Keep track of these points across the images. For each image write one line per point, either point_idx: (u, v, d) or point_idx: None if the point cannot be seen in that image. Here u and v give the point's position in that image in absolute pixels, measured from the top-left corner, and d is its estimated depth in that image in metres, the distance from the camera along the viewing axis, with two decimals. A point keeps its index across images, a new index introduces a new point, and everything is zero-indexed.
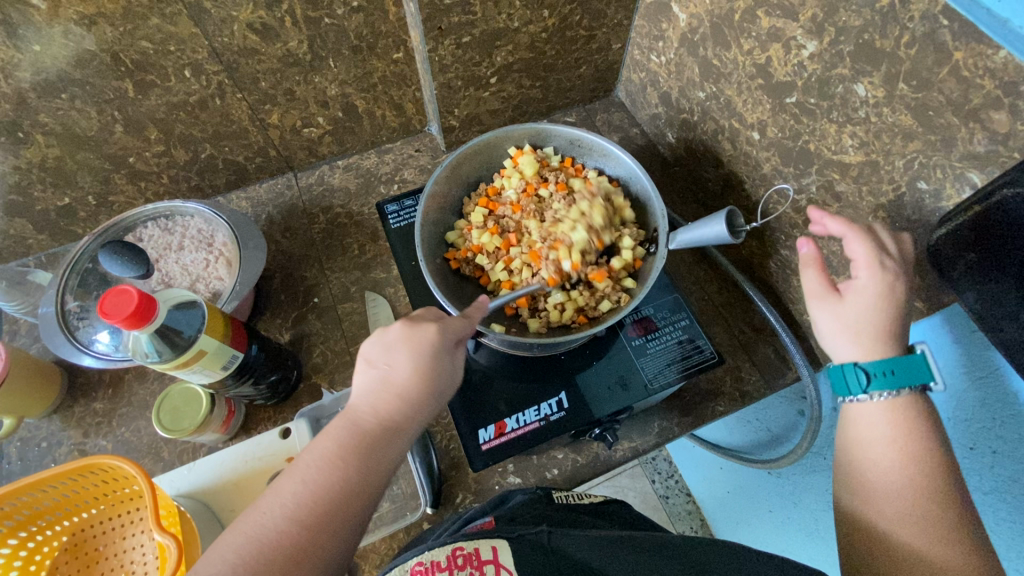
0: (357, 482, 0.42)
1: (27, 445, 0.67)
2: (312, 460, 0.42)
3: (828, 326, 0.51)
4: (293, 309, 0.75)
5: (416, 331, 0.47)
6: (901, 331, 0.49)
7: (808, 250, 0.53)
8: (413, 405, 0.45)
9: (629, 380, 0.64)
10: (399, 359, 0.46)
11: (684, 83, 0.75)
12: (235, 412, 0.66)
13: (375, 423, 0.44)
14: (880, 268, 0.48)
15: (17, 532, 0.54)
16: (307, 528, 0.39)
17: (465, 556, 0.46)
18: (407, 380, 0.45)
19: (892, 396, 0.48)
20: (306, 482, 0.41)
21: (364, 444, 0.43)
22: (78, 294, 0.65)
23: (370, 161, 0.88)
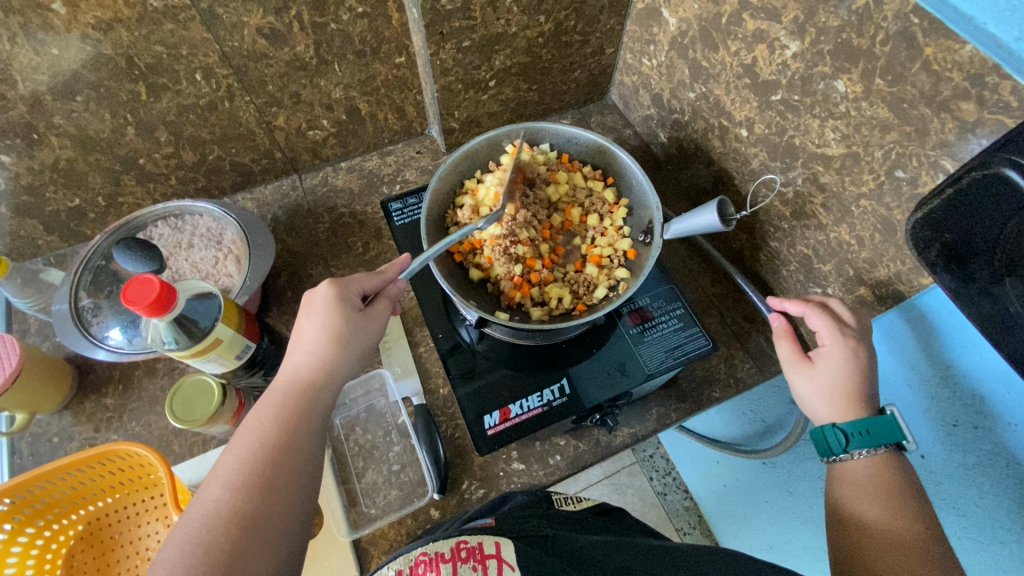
0: (287, 434, 0.47)
1: (38, 440, 0.69)
2: (248, 427, 0.47)
3: (806, 389, 0.58)
4: (299, 306, 0.77)
5: (316, 298, 0.54)
6: (869, 390, 0.57)
7: (779, 323, 0.61)
8: (330, 361, 0.51)
9: (628, 366, 0.66)
10: (307, 325, 0.53)
11: (674, 85, 0.79)
12: (245, 404, 0.67)
13: (298, 383, 0.50)
14: (841, 336, 0.57)
15: (32, 523, 0.57)
16: (248, 479, 0.44)
17: (468, 550, 0.49)
18: (317, 340, 0.52)
19: (869, 453, 0.54)
20: (243, 444, 0.46)
21: (290, 403, 0.49)
22: (91, 291, 0.67)
23: (372, 163, 0.90)
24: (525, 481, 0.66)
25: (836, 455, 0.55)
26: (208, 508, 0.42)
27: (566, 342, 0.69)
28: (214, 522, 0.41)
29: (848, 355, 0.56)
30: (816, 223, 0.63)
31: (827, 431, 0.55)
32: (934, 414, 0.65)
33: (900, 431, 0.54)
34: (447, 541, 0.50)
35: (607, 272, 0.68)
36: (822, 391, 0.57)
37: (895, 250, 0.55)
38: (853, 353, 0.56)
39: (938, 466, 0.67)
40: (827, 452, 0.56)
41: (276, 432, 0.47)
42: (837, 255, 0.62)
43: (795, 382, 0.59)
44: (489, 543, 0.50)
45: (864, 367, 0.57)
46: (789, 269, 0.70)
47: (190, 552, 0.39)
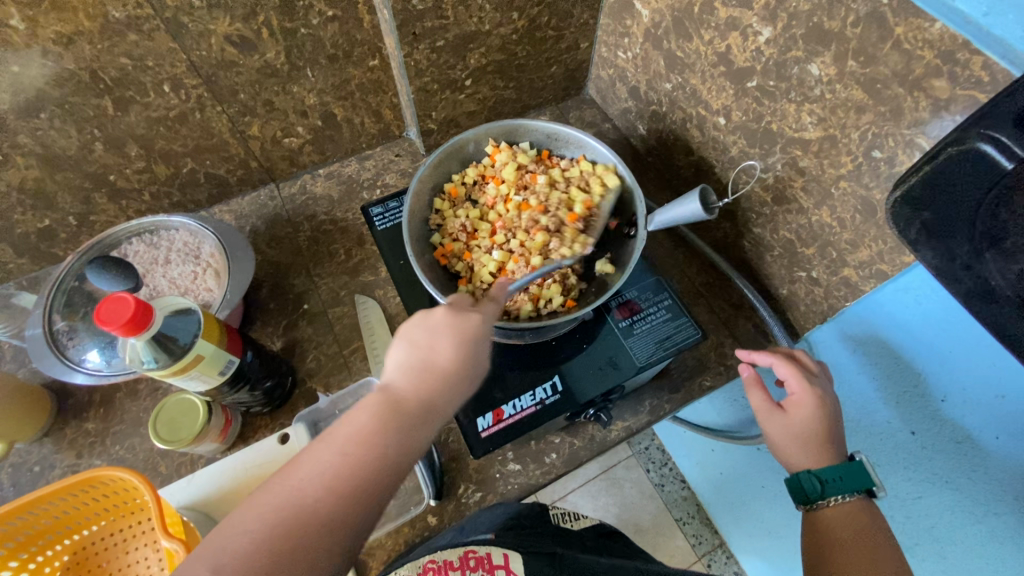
0: (386, 473, 0.40)
1: (19, 470, 0.66)
2: (345, 440, 0.40)
3: (778, 436, 0.60)
4: (283, 317, 0.76)
5: (466, 321, 0.47)
6: (835, 434, 0.59)
7: (748, 372, 0.63)
8: (454, 396, 0.45)
9: (619, 360, 0.66)
10: (443, 348, 0.45)
11: (651, 76, 0.79)
12: (231, 421, 0.66)
13: (420, 409, 0.43)
14: (810, 385, 0.59)
15: (17, 554, 0.55)
16: (344, 496, 0.38)
17: (477, 559, 0.50)
18: (447, 365, 0.45)
19: (843, 499, 0.56)
20: (332, 466, 0.39)
21: (398, 432, 0.42)
22: (66, 314, 0.65)
23: (351, 168, 0.89)
24: (522, 481, 0.66)
25: (814, 503, 0.57)
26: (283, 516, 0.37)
27: (556, 338, 0.68)
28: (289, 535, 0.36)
29: (815, 403, 0.59)
30: (798, 207, 0.63)
31: (803, 477, 0.57)
32: (920, 391, 0.66)
33: (871, 478, 0.56)
34: (456, 549, 0.50)
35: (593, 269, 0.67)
36: (793, 437, 0.59)
37: (875, 230, 0.56)
38: (821, 400, 0.59)
39: (927, 441, 0.68)
40: (805, 500, 0.57)
41: (380, 461, 0.40)
42: (820, 237, 0.62)
43: (767, 428, 0.60)
44: (497, 554, 0.51)
45: (831, 412, 0.59)
46: (774, 254, 0.70)
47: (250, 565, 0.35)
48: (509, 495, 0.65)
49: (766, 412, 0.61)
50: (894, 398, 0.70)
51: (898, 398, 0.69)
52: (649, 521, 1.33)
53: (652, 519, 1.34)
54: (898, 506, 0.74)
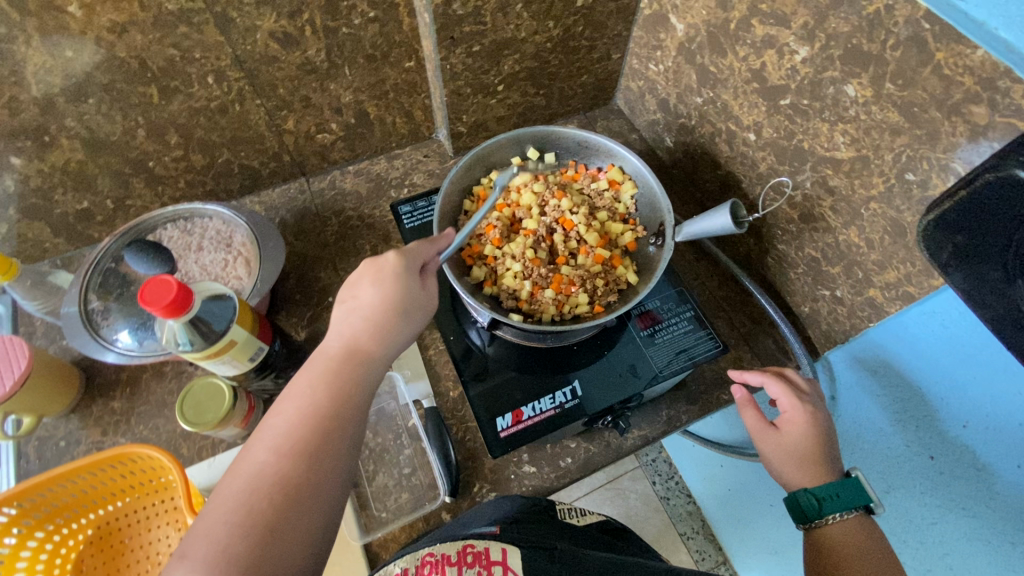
0: (337, 404, 0.45)
1: (44, 445, 0.68)
2: (291, 397, 0.45)
3: (773, 455, 0.59)
4: (308, 308, 0.77)
5: (383, 268, 0.53)
6: (831, 454, 0.59)
7: (740, 392, 0.63)
8: (384, 330, 0.50)
9: (639, 368, 0.67)
10: (363, 291, 0.51)
11: (681, 90, 0.80)
12: (255, 407, 0.67)
13: (349, 351, 0.49)
14: (800, 402, 0.60)
15: (42, 527, 0.57)
16: (295, 444, 0.42)
17: (474, 554, 0.49)
18: (376, 311, 0.51)
19: (841, 517, 0.55)
20: (290, 411, 0.44)
21: (337, 376, 0.47)
22: (100, 295, 0.67)
23: (380, 166, 0.90)
24: (536, 484, 0.66)
25: (811, 520, 0.55)
26: (255, 471, 0.41)
27: (577, 344, 0.69)
28: (256, 493, 0.40)
29: (807, 420, 0.59)
30: (825, 226, 0.64)
31: (801, 496, 0.56)
32: (943, 415, 0.66)
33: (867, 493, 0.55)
34: (454, 545, 0.51)
35: (606, 277, 0.67)
36: (794, 457, 0.58)
37: (905, 252, 0.56)
38: (812, 417, 0.59)
39: (946, 467, 0.67)
40: (803, 520, 0.56)
41: (323, 404, 0.45)
42: (847, 257, 0.63)
43: (764, 449, 0.60)
44: (495, 550, 0.50)
45: (824, 429, 0.59)
46: (798, 272, 0.70)
47: (231, 522, 0.38)
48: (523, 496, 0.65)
49: (761, 433, 0.61)
50: (913, 421, 0.70)
51: (910, 421, 0.70)
52: (653, 535, 1.31)
53: (656, 532, 1.31)
54: (912, 532, 0.74)
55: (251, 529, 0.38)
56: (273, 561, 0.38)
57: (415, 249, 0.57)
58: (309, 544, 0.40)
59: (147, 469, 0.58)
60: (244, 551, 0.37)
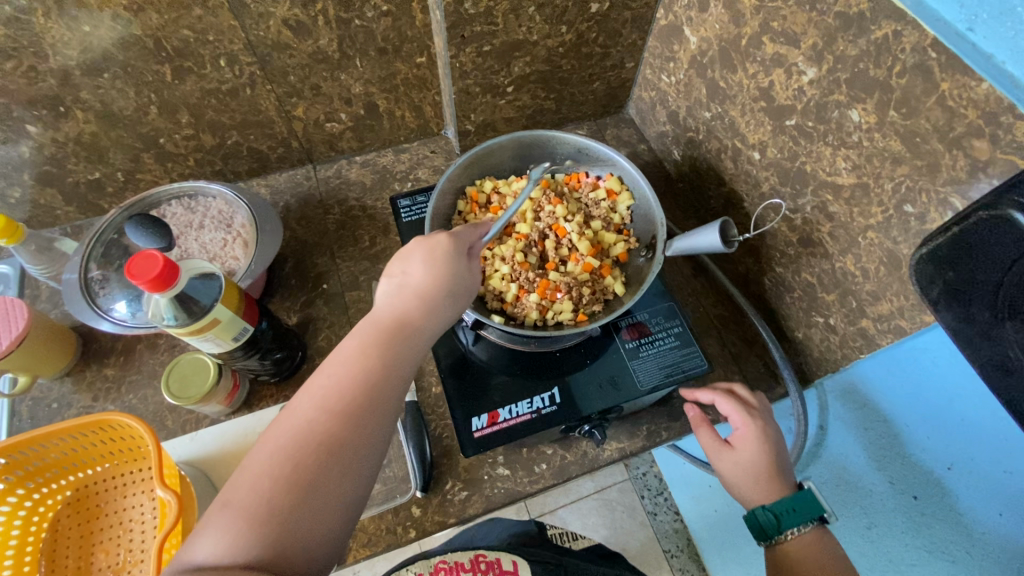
0: (384, 372, 0.45)
1: (38, 404, 0.70)
2: (340, 359, 0.45)
3: (731, 474, 0.59)
4: (302, 293, 0.78)
5: (437, 249, 0.52)
6: (785, 469, 0.59)
7: (694, 411, 0.63)
8: (433, 307, 0.50)
9: (620, 380, 0.65)
10: (413, 266, 0.51)
11: (691, 103, 0.79)
12: (239, 385, 0.68)
13: (397, 321, 0.49)
14: (750, 418, 0.60)
15: (21, 485, 0.58)
16: (343, 405, 0.43)
17: (488, 562, 0.61)
18: (425, 286, 0.51)
19: (800, 531, 0.54)
20: (339, 371, 0.44)
21: (385, 343, 0.47)
22: (101, 264, 0.69)
23: (387, 159, 0.91)
24: (508, 487, 0.66)
25: (772, 537, 0.55)
26: (298, 428, 0.41)
27: (560, 350, 0.68)
28: (302, 449, 0.40)
29: (759, 435, 0.59)
30: (823, 252, 0.63)
31: (759, 513, 0.55)
32: (928, 455, 0.67)
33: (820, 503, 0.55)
34: (466, 554, 0.62)
35: (593, 286, 0.66)
36: (748, 474, 0.58)
37: (899, 284, 0.54)
38: (763, 433, 0.59)
39: (928, 507, 0.67)
40: (764, 537, 0.55)
41: (371, 369, 0.45)
42: (842, 285, 0.61)
43: (720, 468, 0.60)
44: (507, 561, 0.62)
45: (776, 444, 0.59)
46: (793, 296, 0.69)
47: (274, 475, 0.39)
48: (495, 498, 0.65)
49: (716, 451, 0.61)
50: (892, 459, 0.71)
51: (891, 459, 0.71)
52: (637, 548, 1.30)
53: (639, 547, 1.31)
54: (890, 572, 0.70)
55: (290, 482, 0.39)
56: (310, 516, 0.38)
57: (460, 231, 0.56)
58: (343, 506, 0.40)
59: (128, 436, 0.60)
60: (279, 506, 0.38)
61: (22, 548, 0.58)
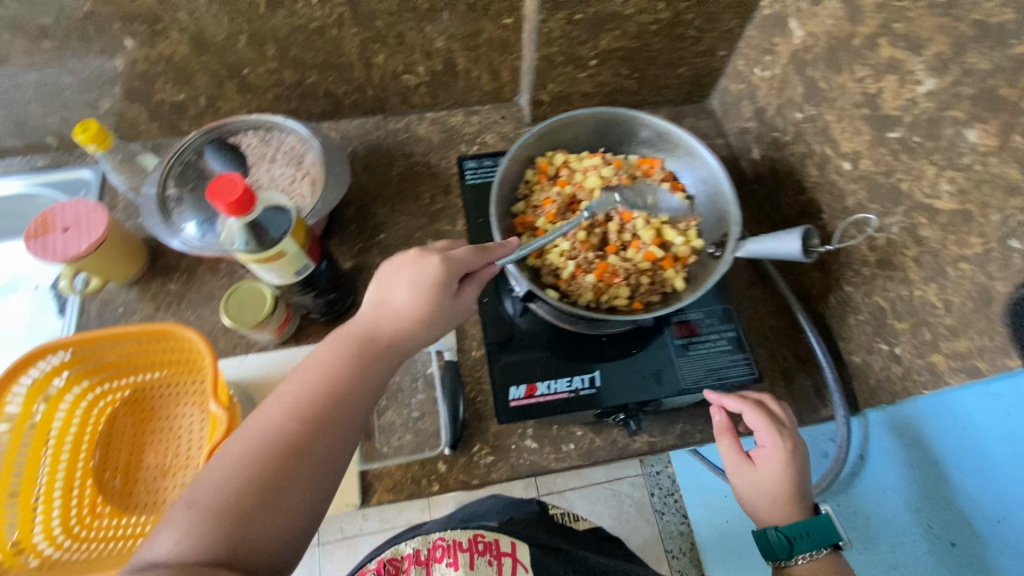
0: (352, 388, 0.48)
1: (105, 306, 0.74)
2: (312, 370, 0.49)
3: (746, 490, 0.58)
4: (359, 240, 0.80)
5: (423, 269, 0.53)
6: (803, 493, 0.57)
7: (719, 418, 0.61)
8: (410, 332, 0.52)
9: (664, 375, 0.64)
10: (397, 286, 0.53)
11: (783, 101, 0.75)
12: (291, 319, 0.70)
13: (372, 341, 0.51)
14: (779, 435, 0.58)
15: (88, 377, 0.63)
16: (310, 414, 0.46)
17: (485, 544, 0.66)
18: (407, 307, 0.52)
19: (811, 556, 0.54)
20: (309, 381, 0.48)
21: (359, 360, 0.50)
22: (178, 183, 0.72)
23: (456, 119, 0.90)
24: (534, 460, 0.66)
25: (781, 560, 0.55)
26: (262, 434, 0.45)
27: (608, 336, 0.67)
28: (266, 453, 0.44)
29: (784, 456, 0.57)
30: (902, 277, 0.59)
31: (771, 533, 0.55)
32: (972, 504, 0.61)
33: (837, 531, 0.55)
34: (466, 534, 0.67)
35: (653, 278, 0.63)
36: (766, 495, 0.57)
37: (984, 322, 0.51)
38: (790, 454, 0.57)
39: (966, 558, 0.62)
40: (772, 558, 0.55)
41: (339, 387, 0.48)
42: (917, 314, 0.58)
43: (736, 482, 0.59)
44: (506, 542, 0.67)
45: (801, 466, 0.57)
46: (859, 318, 0.66)
47: (237, 476, 0.43)
48: (519, 468, 0.66)
49: (735, 465, 0.59)
50: (933, 500, 0.67)
51: (933, 501, 0.67)
52: (638, 544, 1.31)
53: (641, 543, 1.31)
54: None
55: (249, 489, 0.42)
56: (269, 520, 0.42)
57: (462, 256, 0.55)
58: (301, 512, 0.44)
59: (189, 348, 0.63)
60: (240, 508, 0.42)
61: (80, 436, 0.62)
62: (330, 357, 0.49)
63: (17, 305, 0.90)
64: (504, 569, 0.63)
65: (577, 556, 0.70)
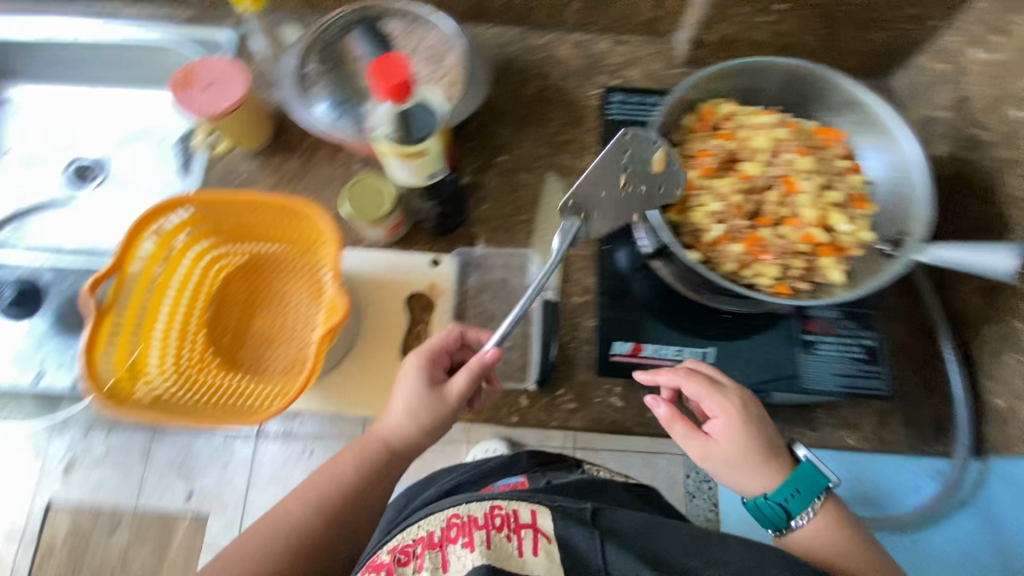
0: (354, 492, 0.55)
1: (228, 171, 0.75)
2: (326, 475, 0.56)
3: (724, 470, 0.55)
4: (478, 157, 0.75)
5: (408, 389, 0.57)
6: (770, 450, 0.54)
7: (663, 410, 0.56)
8: (408, 442, 0.57)
9: (784, 368, 0.60)
10: (396, 402, 0.57)
11: (1001, 95, 0.63)
12: (403, 223, 0.69)
13: (377, 450, 0.57)
14: (721, 397, 0.55)
15: (214, 238, 0.65)
16: (321, 504, 0.54)
17: (503, 518, 0.50)
18: (403, 420, 0.57)
19: (809, 514, 0.52)
20: (322, 481, 0.55)
21: (366, 466, 0.56)
22: (318, 61, 0.70)
23: (601, 47, 0.81)
24: (616, 418, 0.64)
25: (782, 527, 0.53)
26: (279, 526, 0.52)
27: (731, 314, 0.62)
28: (274, 543, 0.51)
29: (738, 421, 0.54)
30: None
31: (764, 501, 0.53)
32: None
33: (821, 475, 0.53)
34: (482, 505, 0.52)
35: (807, 263, 0.55)
36: (745, 468, 0.54)
37: None
38: (740, 419, 0.54)
39: None
40: (775, 525, 0.53)
41: (336, 494, 0.54)
42: None
43: (710, 463, 0.55)
44: (524, 512, 0.51)
45: (755, 423, 0.54)
46: (1020, 360, 0.58)
47: (254, 555, 0.51)
48: (600, 422, 0.64)
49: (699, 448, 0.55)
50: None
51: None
52: None
53: None
54: None
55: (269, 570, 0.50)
56: None
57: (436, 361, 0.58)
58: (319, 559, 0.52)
59: (312, 230, 0.63)
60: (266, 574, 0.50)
61: (198, 292, 0.65)
62: (346, 464, 0.56)
63: (141, 154, 0.92)
64: (525, 547, 0.48)
65: (612, 514, 0.51)
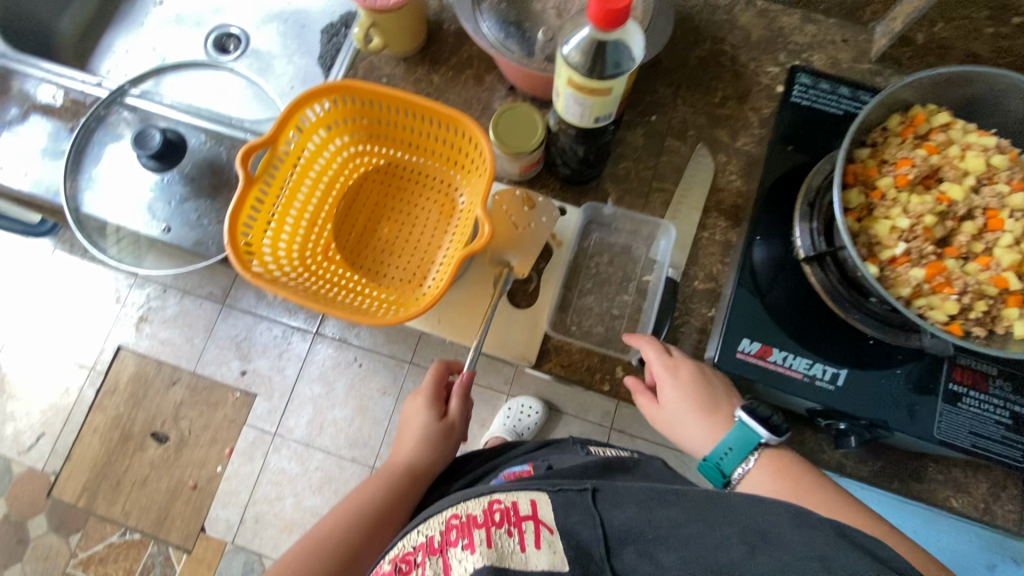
0: (380, 513, 0.60)
1: (371, 71, 0.74)
2: (355, 497, 0.61)
3: (681, 434, 0.57)
4: (627, 112, 0.70)
5: (416, 418, 0.64)
6: (720, 410, 0.55)
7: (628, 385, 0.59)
8: (425, 446, 0.63)
9: (919, 411, 0.56)
10: (403, 442, 0.64)
11: None
12: (539, 162, 0.67)
13: (399, 467, 0.62)
14: (667, 364, 0.57)
15: (359, 132, 0.65)
16: (353, 525, 0.59)
17: (501, 513, 0.47)
18: (419, 435, 0.63)
19: (749, 467, 0.52)
20: (348, 507, 0.60)
21: (388, 489, 0.61)
22: None
23: (790, 20, 0.72)
24: None
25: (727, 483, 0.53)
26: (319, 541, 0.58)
27: (874, 340, 0.58)
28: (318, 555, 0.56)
29: (682, 386, 0.56)
30: None
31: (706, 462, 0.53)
32: None
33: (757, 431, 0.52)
34: (480, 503, 0.49)
35: (988, 307, 0.50)
36: (693, 429, 0.55)
37: None
38: (687, 385, 0.56)
39: None
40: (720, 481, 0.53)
41: (367, 512, 0.60)
42: None
43: (670, 427, 0.58)
44: (523, 503, 0.48)
45: (700, 384, 0.56)
46: None
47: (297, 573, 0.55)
48: None
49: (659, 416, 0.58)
50: None
51: None
52: None
53: None
54: None
55: None
56: None
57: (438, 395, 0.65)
58: None
59: (462, 144, 0.62)
60: None
61: (333, 183, 0.66)
62: (369, 489, 0.61)
63: (266, 37, 1.03)
64: (526, 541, 0.45)
65: (614, 492, 0.48)
